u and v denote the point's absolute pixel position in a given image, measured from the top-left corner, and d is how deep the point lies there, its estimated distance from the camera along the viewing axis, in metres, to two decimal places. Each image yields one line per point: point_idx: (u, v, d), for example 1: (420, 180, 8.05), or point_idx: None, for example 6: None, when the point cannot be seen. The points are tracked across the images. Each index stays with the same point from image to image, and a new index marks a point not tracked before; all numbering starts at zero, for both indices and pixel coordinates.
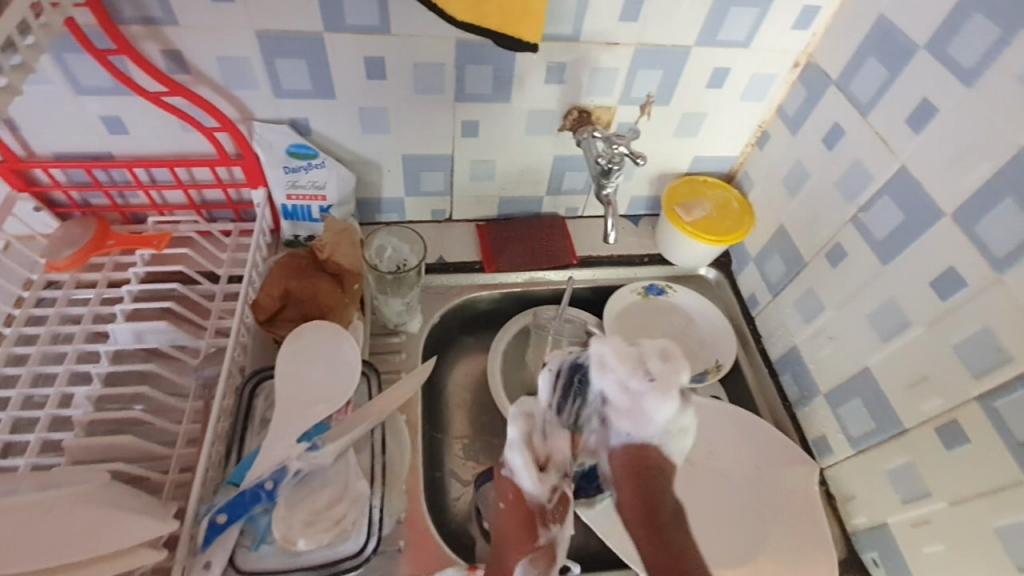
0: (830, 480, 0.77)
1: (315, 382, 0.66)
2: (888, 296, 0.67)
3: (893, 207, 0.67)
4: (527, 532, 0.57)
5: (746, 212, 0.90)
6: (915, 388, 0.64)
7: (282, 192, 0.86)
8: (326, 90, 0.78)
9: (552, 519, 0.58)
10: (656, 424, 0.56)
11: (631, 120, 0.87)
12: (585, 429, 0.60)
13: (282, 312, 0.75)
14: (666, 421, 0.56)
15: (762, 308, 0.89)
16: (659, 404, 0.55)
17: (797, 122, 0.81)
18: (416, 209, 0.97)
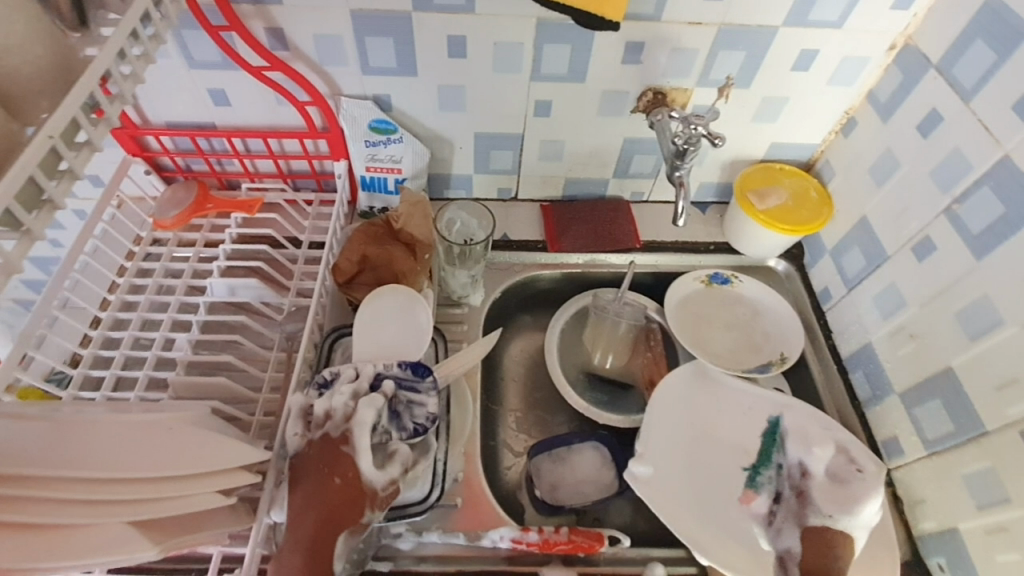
0: (897, 482, 0.73)
1: (388, 342, 0.70)
2: (982, 293, 0.63)
3: (994, 199, 0.62)
4: (351, 512, 0.59)
5: (825, 202, 0.88)
6: (1005, 390, 0.60)
7: (362, 164, 0.91)
8: (410, 68, 0.82)
9: (378, 504, 0.61)
10: (860, 517, 0.66)
11: (707, 102, 0.85)
12: (761, 486, 0.72)
13: (359, 276, 0.80)
14: (869, 516, 0.66)
15: (835, 302, 0.86)
16: (869, 498, 0.66)
17: (888, 108, 0.77)
18: (484, 186, 1.01)
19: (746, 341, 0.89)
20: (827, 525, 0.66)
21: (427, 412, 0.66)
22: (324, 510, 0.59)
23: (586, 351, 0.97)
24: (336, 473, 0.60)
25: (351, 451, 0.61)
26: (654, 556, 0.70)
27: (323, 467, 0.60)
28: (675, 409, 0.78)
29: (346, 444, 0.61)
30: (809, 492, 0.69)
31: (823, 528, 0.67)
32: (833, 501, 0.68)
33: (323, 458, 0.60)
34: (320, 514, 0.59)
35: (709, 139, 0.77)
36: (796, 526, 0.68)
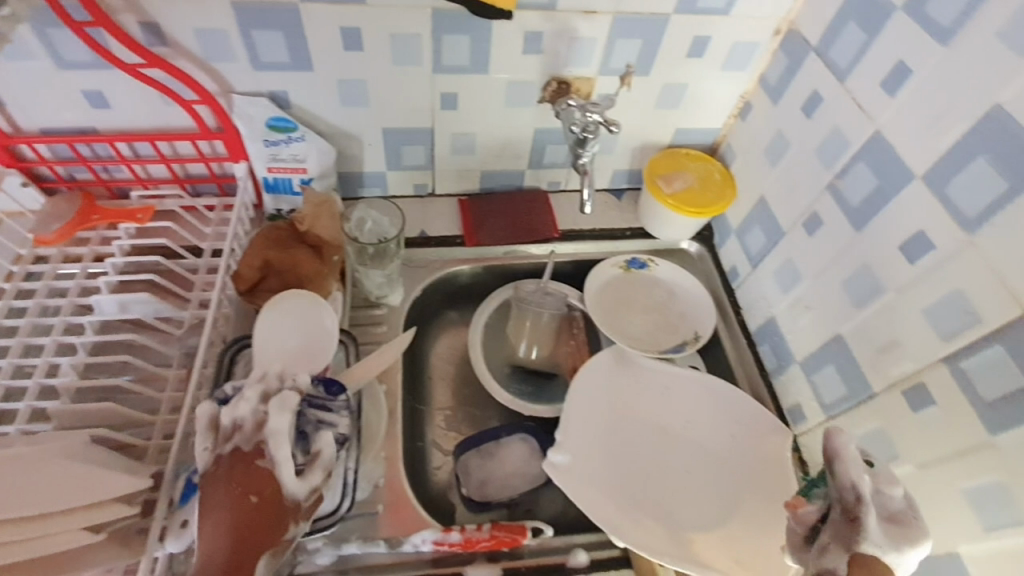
0: (803, 448, 0.77)
1: (291, 350, 0.66)
2: (863, 262, 0.66)
3: (869, 173, 0.65)
4: (273, 531, 0.55)
5: (728, 183, 0.91)
6: (885, 353, 0.63)
7: (263, 165, 0.87)
8: (304, 62, 0.78)
9: (303, 517, 0.58)
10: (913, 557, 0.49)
11: (612, 90, 0.86)
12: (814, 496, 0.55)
13: (262, 283, 0.76)
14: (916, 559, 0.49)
15: (743, 280, 0.90)
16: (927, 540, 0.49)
17: (778, 91, 0.81)
18: (399, 183, 0.98)
19: (663, 322, 0.92)
20: (876, 556, 0.48)
21: (337, 433, 0.63)
22: (236, 535, 0.54)
23: (511, 343, 0.97)
24: (252, 492, 0.55)
25: (268, 466, 0.56)
26: (578, 542, 0.71)
27: (236, 486, 0.55)
28: (594, 394, 0.79)
29: (260, 458, 0.56)
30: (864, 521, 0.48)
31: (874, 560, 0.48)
32: (886, 536, 0.49)
33: (234, 477, 0.55)
34: (233, 538, 0.54)
35: (605, 125, 0.78)
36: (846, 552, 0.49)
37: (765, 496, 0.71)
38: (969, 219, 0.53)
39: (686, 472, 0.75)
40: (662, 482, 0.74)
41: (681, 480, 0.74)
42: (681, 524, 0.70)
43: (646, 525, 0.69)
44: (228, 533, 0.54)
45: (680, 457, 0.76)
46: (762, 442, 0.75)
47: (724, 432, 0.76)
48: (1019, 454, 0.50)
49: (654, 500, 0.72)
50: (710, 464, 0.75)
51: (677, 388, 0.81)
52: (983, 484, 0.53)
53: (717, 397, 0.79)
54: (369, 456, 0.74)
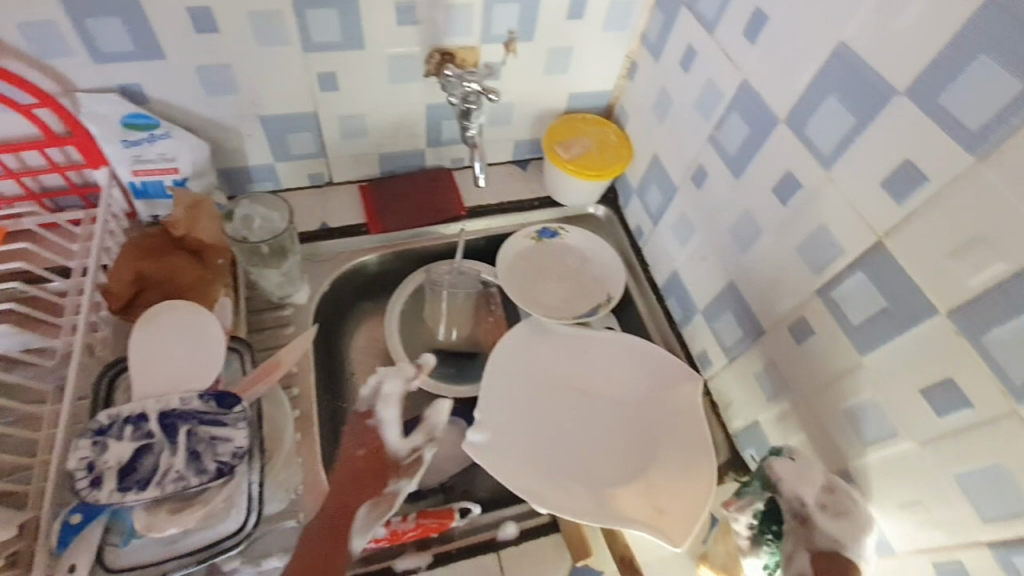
0: (713, 391, 0.80)
1: (178, 364, 0.62)
2: (745, 208, 0.68)
3: (741, 122, 0.67)
4: (376, 484, 0.64)
5: (625, 144, 0.92)
6: (771, 291, 0.66)
7: (127, 168, 0.79)
8: (154, 50, 0.71)
9: (404, 472, 0.65)
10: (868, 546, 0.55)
11: (498, 59, 0.84)
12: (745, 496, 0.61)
13: (140, 297, 0.70)
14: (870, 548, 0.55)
15: (647, 237, 0.92)
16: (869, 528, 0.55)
17: (658, 48, 0.82)
18: (291, 175, 0.92)
19: (577, 288, 0.92)
20: (836, 552, 0.54)
21: (233, 447, 0.59)
22: (353, 496, 0.63)
23: (430, 327, 0.95)
24: (361, 446, 0.66)
25: (376, 425, 0.67)
26: (508, 515, 0.72)
27: (354, 442, 0.67)
28: (511, 367, 0.79)
29: (371, 417, 0.67)
30: (814, 521, 0.55)
31: (835, 553, 0.53)
32: (836, 529, 0.55)
33: (353, 432, 0.67)
34: (332, 495, 0.63)
35: (485, 95, 0.79)
36: (806, 551, 0.54)
37: (681, 441, 0.73)
38: (826, 156, 0.56)
39: (605, 430, 0.77)
40: (583, 443, 0.76)
41: (600, 438, 0.76)
42: (602, 480, 0.72)
43: (567, 487, 0.70)
44: (347, 493, 0.63)
45: (598, 416, 0.78)
46: (675, 391, 0.77)
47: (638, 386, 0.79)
48: (883, 370, 0.53)
49: (577, 461, 0.74)
50: (627, 419, 0.78)
51: (592, 350, 0.82)
52: (859, 401, 0.56)
53: (630, 353, 0.81)
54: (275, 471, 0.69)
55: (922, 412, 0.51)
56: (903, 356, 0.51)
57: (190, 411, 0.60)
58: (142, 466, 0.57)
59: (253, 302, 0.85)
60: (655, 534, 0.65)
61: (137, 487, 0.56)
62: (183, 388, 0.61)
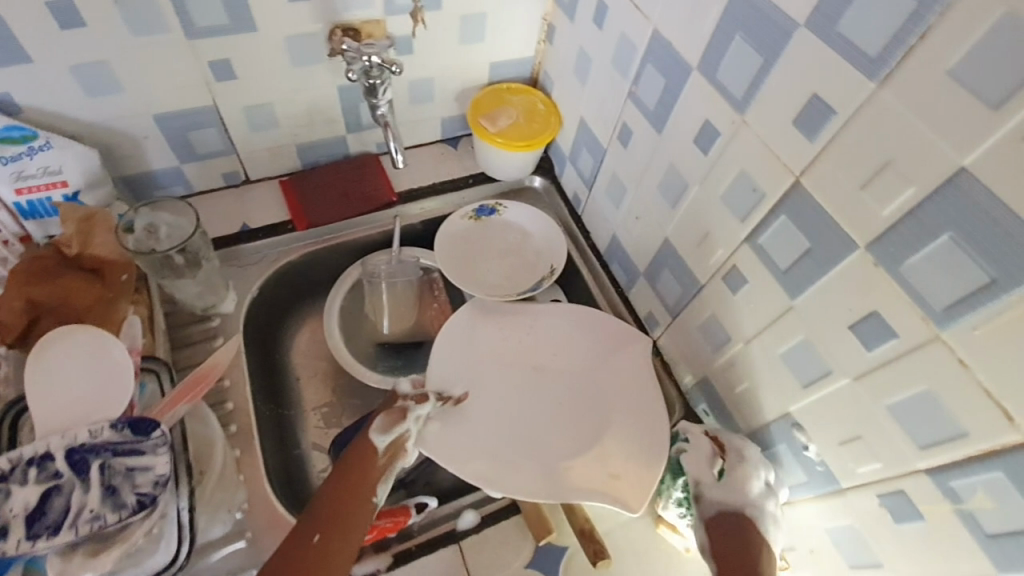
0: (661, 348, 0.79)
1: (81, 393, 0.57)
2: (669, 163, 0.67)
3: (657, 74, 0.65)
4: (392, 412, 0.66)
5: (552, 111, 0.90)
6: (703, 245, 0.65)
7: (7, 187, 0.71)
8: (13, 52, 0.63)
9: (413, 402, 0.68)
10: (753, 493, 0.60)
11: (407, 32, 0.79)
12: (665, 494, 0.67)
13: (37, 326, 0.64)
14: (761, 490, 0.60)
15: (584, 204, 0.90)
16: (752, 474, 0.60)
17: (571, 6, 0.79)
18: (202, 176, 0.86)
19: (520, 263, 0.90)
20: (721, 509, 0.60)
21: (153, 476, 0.55)
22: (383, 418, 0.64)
23: (372, 321, 0.91)
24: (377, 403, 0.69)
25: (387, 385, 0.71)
26: (466, 504, 0.70)
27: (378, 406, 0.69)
28: (456, 355, 0.77)
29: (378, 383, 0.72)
30: (703, 493, 0.61)
31: (722, 515, 0.59)
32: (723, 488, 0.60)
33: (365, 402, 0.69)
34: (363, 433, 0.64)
35: (388, 67, 0.75)
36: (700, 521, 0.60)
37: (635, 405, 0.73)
38: (740, 100, 0.54)
39: (561, 402, 0.76)
40: (536, 420, 0.74)
41: (556, 412, 0.75)
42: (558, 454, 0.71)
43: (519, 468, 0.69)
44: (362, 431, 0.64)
45: (553, 390, 0.77)
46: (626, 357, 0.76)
47: (591, 356, 0.78)
48: (814, 311, 0.53)
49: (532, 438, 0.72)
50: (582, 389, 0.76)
51: (540, 325, 0.81)
52: (793, 344, 0.56)
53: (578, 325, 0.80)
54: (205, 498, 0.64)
55: (851, 345, 0.50)
56: (828, 295, 0.51)
57: (101, 444, 0.55)
58: (52, 509, 0.52)
59: (175, 317, 0.80)
60: (610, 503, 0.65)
61: (48, 533, 0.52)
62: (90, 419, 0.56)
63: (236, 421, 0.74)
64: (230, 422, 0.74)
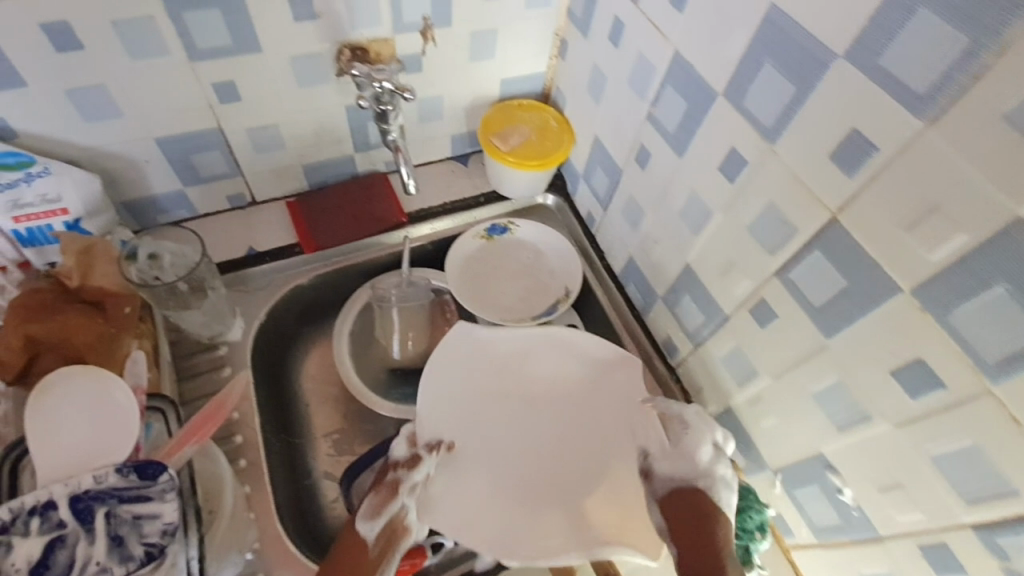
0: (681, 376, 0.78)
1: (81, 440, 0.55)
2: (691, 189, 0.64)
3: (677, 96, 0.62)
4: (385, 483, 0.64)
5: (565, 128, 0.87)
6: (727, 274, 0.63)
7: (4, 216, 0.69)
8: (7, 77, 0.61)
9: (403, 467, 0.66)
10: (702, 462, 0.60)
11: (416, 50, 0.77)
12: None
13: (36, 364, 0.62)
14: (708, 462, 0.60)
15: (599, 224, 0.87)
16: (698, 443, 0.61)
17: (585, 22, 0.76)
18: (205, 198, 0.83)
19: (534, 286, 0.88)
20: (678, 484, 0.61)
21: (162, 523, 0.53)
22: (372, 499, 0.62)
23: (383, 344, 0.89)
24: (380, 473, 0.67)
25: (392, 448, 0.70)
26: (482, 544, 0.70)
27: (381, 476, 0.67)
28: (441, 407, 0.73)
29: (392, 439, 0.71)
30: (655, 471, 0.63)
31: (675, 490, 0.60)
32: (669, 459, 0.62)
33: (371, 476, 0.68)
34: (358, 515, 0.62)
35: (399, 93, 0.73)
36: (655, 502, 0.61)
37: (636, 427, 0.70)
38: (769, 128, 0.52)
39: (568, 441, 0.73)
40: (541, 465, 0.72)
41: (562, 454, 0.73)
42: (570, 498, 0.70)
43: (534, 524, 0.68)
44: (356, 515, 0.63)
45: (553, 429, 0.74)
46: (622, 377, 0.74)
47: (583, 383, 0.75)
48: (848, 351, 0.52)
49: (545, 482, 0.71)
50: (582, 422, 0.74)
51: (531, 355, 0.78)
52: (830, 384, 0.55)
53: (565, 348, 0.77)
54: (214, 540, 0.63)
55: (894, 392, 0.49)
56: (868, 334, 0.49)
57: (106, 490, 0.53)
58: (55, 562, 0.50)
59: (179, 347, 0.78)
60: (627, 551, 0.64)
61: None
62: (95, 465, 0.55)
63: (245, 455, 0.72)
64: (239, 457, 0.72)
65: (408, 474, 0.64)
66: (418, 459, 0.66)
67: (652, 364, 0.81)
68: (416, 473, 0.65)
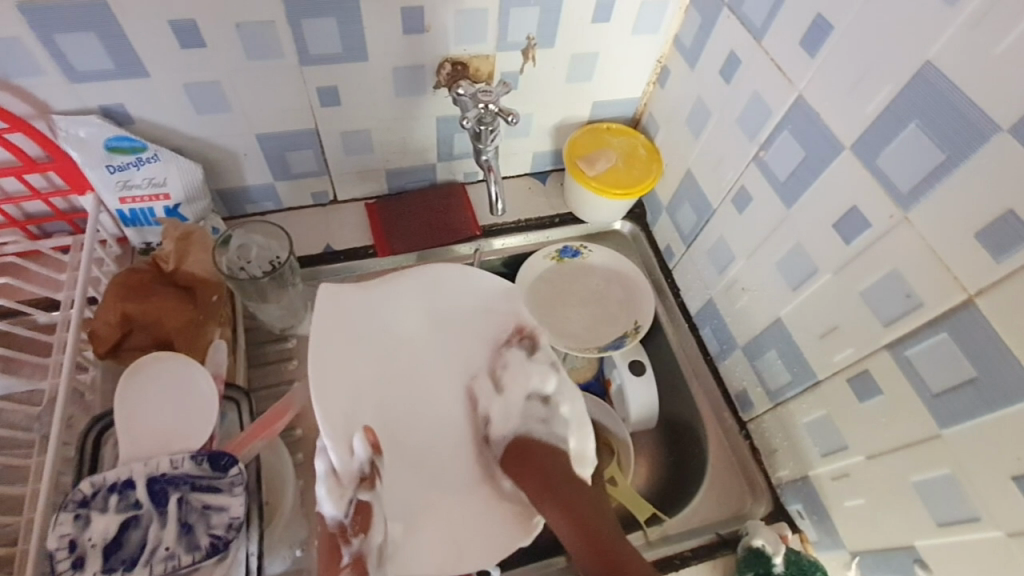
0: (753, 433, 0.74)
1: (164, 423, 0.57)
2: (796, 242, 0.61)
3: (794, 143, 0.59)
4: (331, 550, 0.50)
5: (654, 158, 0.84)
6: (826, 339, 0.59)
7: (113, 195, 0.72)
8: (134, 68, 0.64)
9: (353, 534, 0.48)
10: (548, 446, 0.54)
11: (515, 68, 0.76)
12: None
13: (127, 341, 0.65)
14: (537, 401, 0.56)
15: (678, 260, 0.84)
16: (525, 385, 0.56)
17: (694, 54, 0.73)
18: (292, 194, 0.85)
19: (602, 314, 0.85)
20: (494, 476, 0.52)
21: (228, 517, 0.53)
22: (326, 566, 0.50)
23: None
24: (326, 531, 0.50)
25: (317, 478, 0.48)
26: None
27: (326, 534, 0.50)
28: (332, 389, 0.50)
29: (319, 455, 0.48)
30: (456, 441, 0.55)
31: (519, 449, 0.53)
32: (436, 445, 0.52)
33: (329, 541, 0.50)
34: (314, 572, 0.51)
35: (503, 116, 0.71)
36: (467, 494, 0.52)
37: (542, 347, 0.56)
38: (904, 195, 0.48)
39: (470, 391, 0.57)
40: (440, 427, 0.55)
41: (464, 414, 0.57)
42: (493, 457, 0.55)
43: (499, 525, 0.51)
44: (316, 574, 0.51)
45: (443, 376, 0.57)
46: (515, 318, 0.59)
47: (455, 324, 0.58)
48: (966, 448, 0.47)
49: (540, 416, 0.54)
50: (473, 355, 0.57)
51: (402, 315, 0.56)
52: (935, 476, 0.50)
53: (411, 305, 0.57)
54: (274, 535, 0.63)
55: (1016, 502, 0.44)
56: (997, 434, 0.45)
57: (181, 475, 0.55)
58: (129, 541, 0.52)
59: (256, 334, 0.79)
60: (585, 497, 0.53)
61: (123, 568, 0.51)
62: (173, 449, 0.56)
63: (302, 450, 0.72)
64: (297, 450, 0.72)
65: (363, 543, 0.47)
66: (368, 517, 0.48)
67: (720, 414, 0.77)
68: (373, 536, 0.48)
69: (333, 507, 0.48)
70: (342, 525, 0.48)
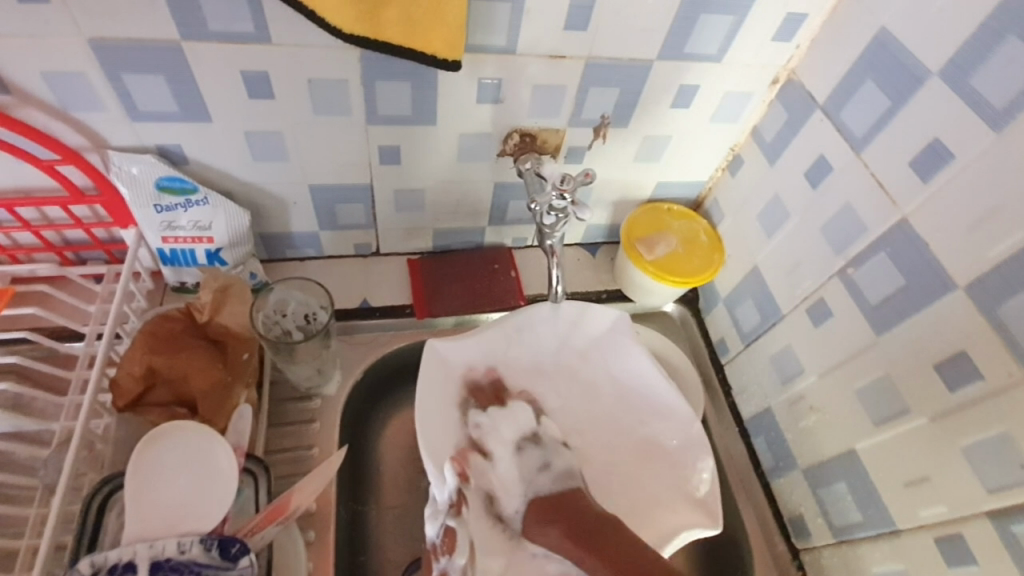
0: (807, 565, 0.67)
1: (176, 499, 0.55)
2: (883, 373, 0.56)
3: (892, 268, 0.55)
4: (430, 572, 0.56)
5: (716, 246, 0.79)
6: (912, 489, 0.54)
7: (155, 234, 0.69)
8: (198, 112, 0.62)
9: (442, 552, 0.54)
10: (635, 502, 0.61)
11: (585, 144, 0.72)
12: None
13: (147, 395, 0.61)
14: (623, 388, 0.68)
15: (733, 357, 0.78)
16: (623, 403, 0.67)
17: (774, 150, 0.69)
18: (335, 243, 0.81)
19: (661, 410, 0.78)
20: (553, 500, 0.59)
21: None
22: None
23: None
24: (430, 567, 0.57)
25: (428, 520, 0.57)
26: None
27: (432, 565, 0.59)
28: (441, 424, 0.62)
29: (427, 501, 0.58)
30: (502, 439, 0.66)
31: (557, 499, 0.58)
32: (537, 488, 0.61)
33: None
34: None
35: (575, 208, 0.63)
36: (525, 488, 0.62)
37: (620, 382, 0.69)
38: None
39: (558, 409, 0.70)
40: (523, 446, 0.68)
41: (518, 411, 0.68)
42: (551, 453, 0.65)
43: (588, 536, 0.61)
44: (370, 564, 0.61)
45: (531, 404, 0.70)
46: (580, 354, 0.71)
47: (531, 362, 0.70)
48: None
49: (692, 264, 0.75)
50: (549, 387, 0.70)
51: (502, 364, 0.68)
52: None
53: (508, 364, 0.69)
54: None
55: None
56: None
57: (187, 563, 0.51)
58: None
59: (279, 389, 0.74)
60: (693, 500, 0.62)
61: None
62: (180, 531, 0.53)
63: (315, 527, 0.66)
64: (309, 528, 0.66)
65: (448, 563, 0.54)
66: (453, 541, 0.54)
67: (772, 539, 0.70)
68: (457, 557, 0.54)
69: (430, 528, 0.56)
70: (434, 545, 0.55)
